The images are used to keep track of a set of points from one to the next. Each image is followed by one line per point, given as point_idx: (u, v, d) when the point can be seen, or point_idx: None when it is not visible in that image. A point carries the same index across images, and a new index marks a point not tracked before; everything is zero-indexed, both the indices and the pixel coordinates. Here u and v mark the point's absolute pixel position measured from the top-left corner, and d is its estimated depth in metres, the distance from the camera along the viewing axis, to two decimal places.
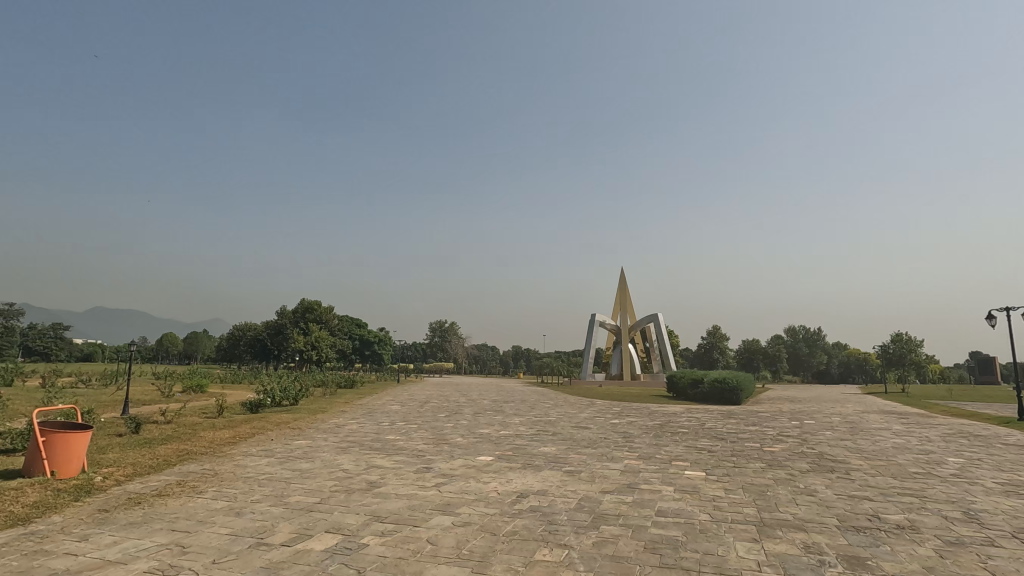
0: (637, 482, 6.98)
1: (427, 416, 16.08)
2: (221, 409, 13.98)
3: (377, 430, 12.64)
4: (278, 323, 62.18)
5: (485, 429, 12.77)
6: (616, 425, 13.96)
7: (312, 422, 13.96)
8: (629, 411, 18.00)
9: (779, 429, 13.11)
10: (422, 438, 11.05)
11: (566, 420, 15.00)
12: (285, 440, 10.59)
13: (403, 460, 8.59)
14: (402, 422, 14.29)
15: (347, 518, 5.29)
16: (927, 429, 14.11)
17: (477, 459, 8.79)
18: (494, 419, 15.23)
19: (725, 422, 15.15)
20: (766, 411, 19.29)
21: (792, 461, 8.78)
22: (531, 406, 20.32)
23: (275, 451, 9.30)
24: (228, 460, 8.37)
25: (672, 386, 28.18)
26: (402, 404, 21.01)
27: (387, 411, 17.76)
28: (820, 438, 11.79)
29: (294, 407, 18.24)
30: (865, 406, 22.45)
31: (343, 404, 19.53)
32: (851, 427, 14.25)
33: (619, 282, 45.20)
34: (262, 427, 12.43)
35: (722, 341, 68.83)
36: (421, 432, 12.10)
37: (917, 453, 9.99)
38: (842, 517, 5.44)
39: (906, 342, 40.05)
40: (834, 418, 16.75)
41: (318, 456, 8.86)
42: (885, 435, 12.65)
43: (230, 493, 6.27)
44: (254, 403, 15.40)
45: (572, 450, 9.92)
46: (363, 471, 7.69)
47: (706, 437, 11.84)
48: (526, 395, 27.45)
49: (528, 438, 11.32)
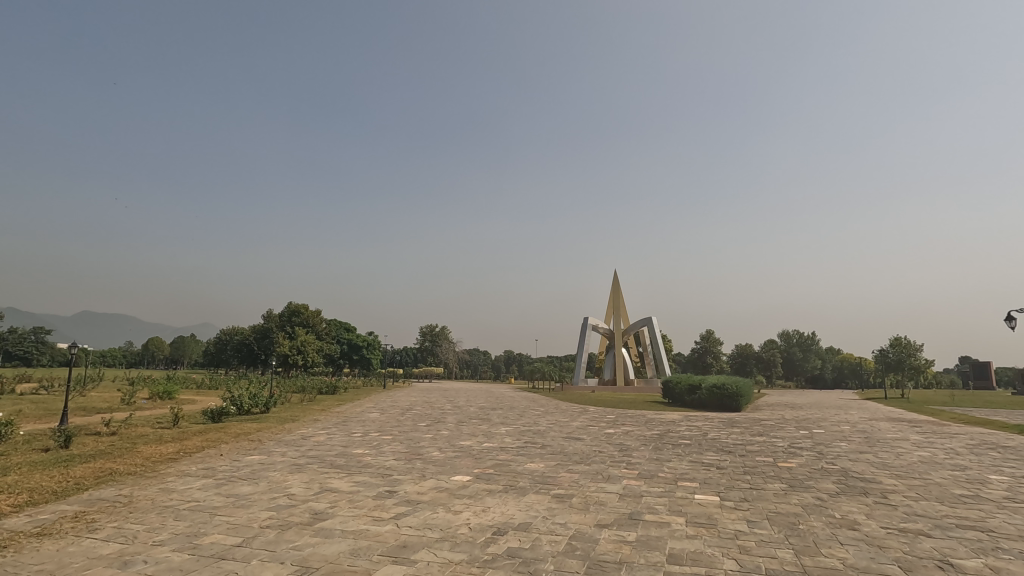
0: (641, 512, 5.76)
1: (406, 425, 14.77)
2: (175, 419, 12.64)
3: (346, 442, 11.40)
4: (263, 328, 60.53)
5: (466, 441, 11.48)
6: (611, 436, 12.74)
7: (276, 433, 12.66)
8: (625, 419, 16.76)
9: (790, 441, 11.95)
10: (392, 453, 9.76)
11: (556, 430, 13.74)
12: (236, 456, 9.30)
13: (366, 482, 7.34)
14: (377, 433, 12.96)
15: (264, 571, 4.02)
16: (949, 439, 12.99)
17: (451, 479, 7.54)
18: (478, 429, 13.94)
19: (730, 432, 13.97)
20: (770, 419, 18.10)
21: (817, 482, 7.59)
22: (520, 413, 19.03)
23: (217, 471, 8.01)
24: (154, 483, 7.06)
25: (668, 392, 26.99)
26: (382, 411, 19.76)
27: (364, 419, 16.42)
28: (838, 451, 10.57)
29: (264, 414, 16.93)
30: (872, 413, 21.32)
31: (319, 412, 18.22)
32: (866, 437, 13.11)
33: (613, 284, 44.21)
34: (216, 440, 11.12)
35: (716, 346, 68.07)
36: (394, 445, 10.87)
37: (953, 469, 8.82)
38: (906, 565, 4.24)
39: (905, 347, 39.16)
40: (844, 428, 15.62)
41: (266, 476, 7.61)
42: (907, 447, 11.49)
43: (128, 532, 4.97)
44: (215, 412, 14.04)
45: (562, 467, 8.69)
46: (310, 497, 6.40)
47: (712, 451, 10.63)
48: (516, 401, 26.19)
49: (514, 452, 10.07)
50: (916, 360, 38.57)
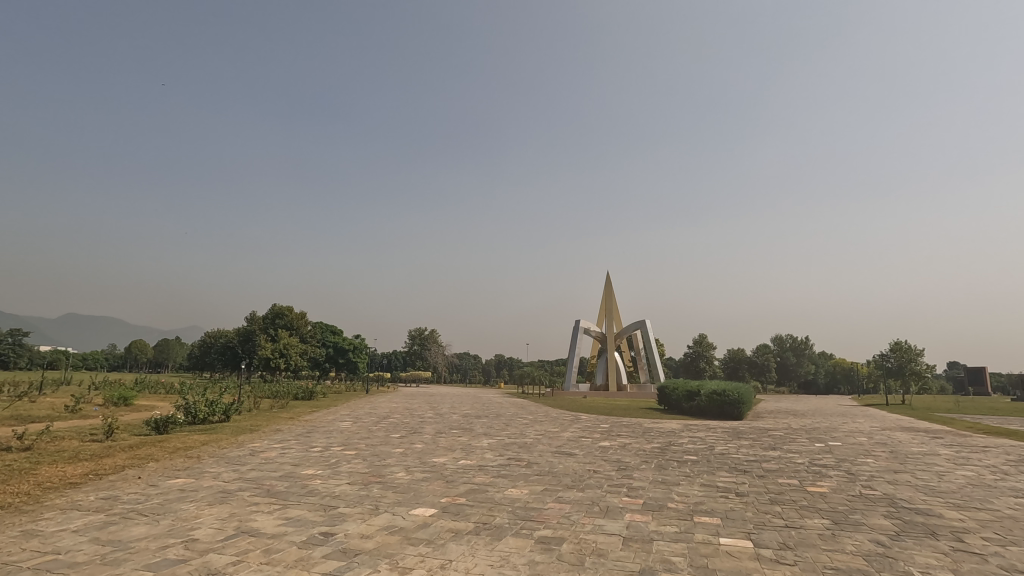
0: (656, 573, 4.22)
1: (376, 437, 13.18)
2: (107, 431, 10.97)
3: (300, 458, 9.79)
4: (246, 331, 58.49)
5: (440, 458, 9.91)
6: (607, 450, 11.20)
7: (224, 447, 11.04)
8: (620, 430, 15.26)
9: (810, 458, 10.48)
10: (348, 474, 8.16)
11: (544, 443, 12.16)
12: (155, 480, 7.62)
13: (301, 519, 5.74)
14: (340, 447, 11.34)
15: None
16: (983, 454, 11.58)
17: (410, 514, 5.96)
18: (456, 442, 12.36)
19: (739, 445, 12.49)
20: (776, 429, 16.67)
21: (867, 517, 6.11)
22: (506, 422, 17.47)
23: (118, 502, 6.35)
24: (19, 523, 5.41)
25: (664, 399, 25.53)
26: (356, 419, 18.11)
27: (332, 429, 14.78)
28: (869, 471, 9.11)
29: (221, 423, 15.23)
30: (882, 422, 19.91)
31: (285, 420, 16.57)
32: (890, 452, 11.68)
33: (606, 285, 42.89)
34: (146, 457, 9.46)
35: (709, 350, 66.88)
36: (355, 463, 9.28)
37: (1016, 496, 7.37)
38: None
39: (905, 352, 37.97)
40: (862, 440, 14.16)
41: (175, 512, 5.98)
42: (943, 464, 10.04)
43: None
44: (158, 423, 12.35)
45: (551, 493, 7.16)
46: (215, 546, 4.81)
47: (725, 470, 9.12)
48: (504, 407, 24.57)
49: (493, 474, 8.49)
50: (916, 365, 37.44)
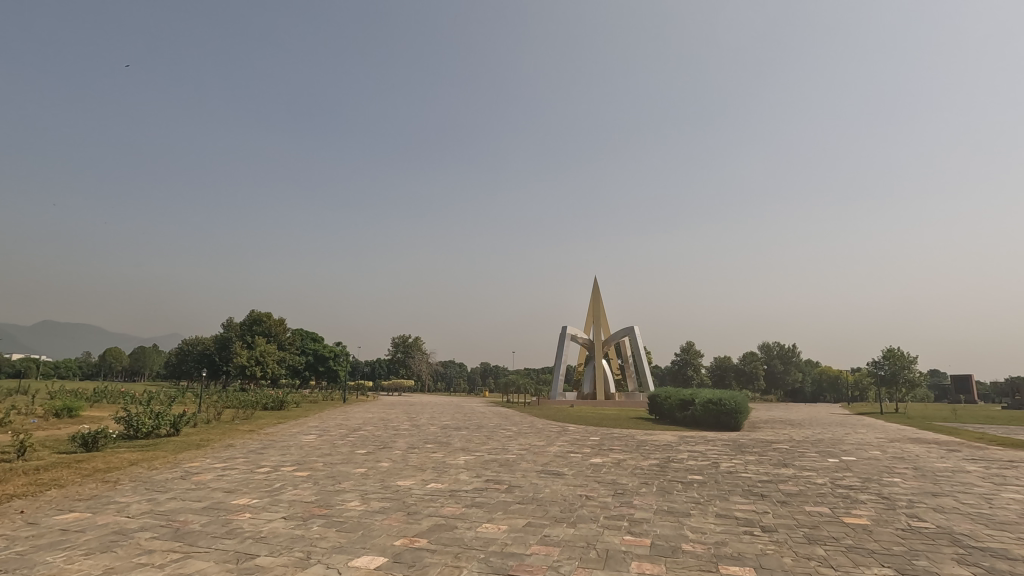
0: None
1: (339, 454, 11.62)
2: (19, 450, 9.32)
3: (239, 482, 8.25)
4: (222, 339, 56.17)
5: (405, 482, 8.39)
6: (599, 469, 9.77)
7: (155, 468, 9.43)
8: (612, 443, 13.85)
9: (830, 478, 9.17)
10: (287, 506, 6.65)
11: (527, 460, 10.74)
12: (40, 515, 6.05)
13: None
14: (293, 466, 9.80)
15: None
16: (1015, 471, 10.38)
17: (349, 568, 4.49)
18: (429, 459, 10.82)
19: (745, 462, 11.16)
20: (779, 441, 15.43)
21: (940, 565, 4.74)
22: (487, 435, 15.97)
23: None
24: None
25: (656, 409, 24.18)
26: (322, 431, 16.51)
27: (291, 444, 13.19)
28: (905, 494, 7.81)
29: (166, 438, 13.54)
30: (885, 433, 18.80)
31: (243, 434, 14.95)
32: (914, 469, 10.42)
33: (592, 290, 41.63)
34: (48, 482, 7.83)
35: (696, 358, 65.99)
36: (303, 488, 7.77)
37: None
38: None
39: (899, 358, 37.01)
40: (876, 453, 12.92)
41: (31, 567, 4.44)
42: (981, 485, 8.80)
43: None
44: (87, 438, 10.71)
45: (535, 531, 5.74)
46: None
47: (741, 495, 7.74)
48: (486, 418, 23.10)
49: (466, 502, 7.05)
50: (910, 373, 36.67)
